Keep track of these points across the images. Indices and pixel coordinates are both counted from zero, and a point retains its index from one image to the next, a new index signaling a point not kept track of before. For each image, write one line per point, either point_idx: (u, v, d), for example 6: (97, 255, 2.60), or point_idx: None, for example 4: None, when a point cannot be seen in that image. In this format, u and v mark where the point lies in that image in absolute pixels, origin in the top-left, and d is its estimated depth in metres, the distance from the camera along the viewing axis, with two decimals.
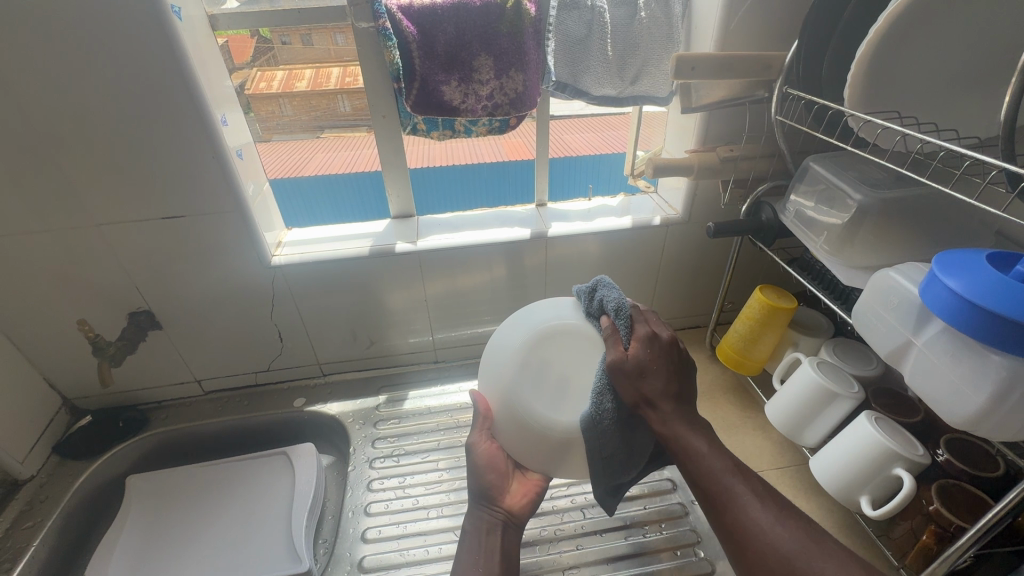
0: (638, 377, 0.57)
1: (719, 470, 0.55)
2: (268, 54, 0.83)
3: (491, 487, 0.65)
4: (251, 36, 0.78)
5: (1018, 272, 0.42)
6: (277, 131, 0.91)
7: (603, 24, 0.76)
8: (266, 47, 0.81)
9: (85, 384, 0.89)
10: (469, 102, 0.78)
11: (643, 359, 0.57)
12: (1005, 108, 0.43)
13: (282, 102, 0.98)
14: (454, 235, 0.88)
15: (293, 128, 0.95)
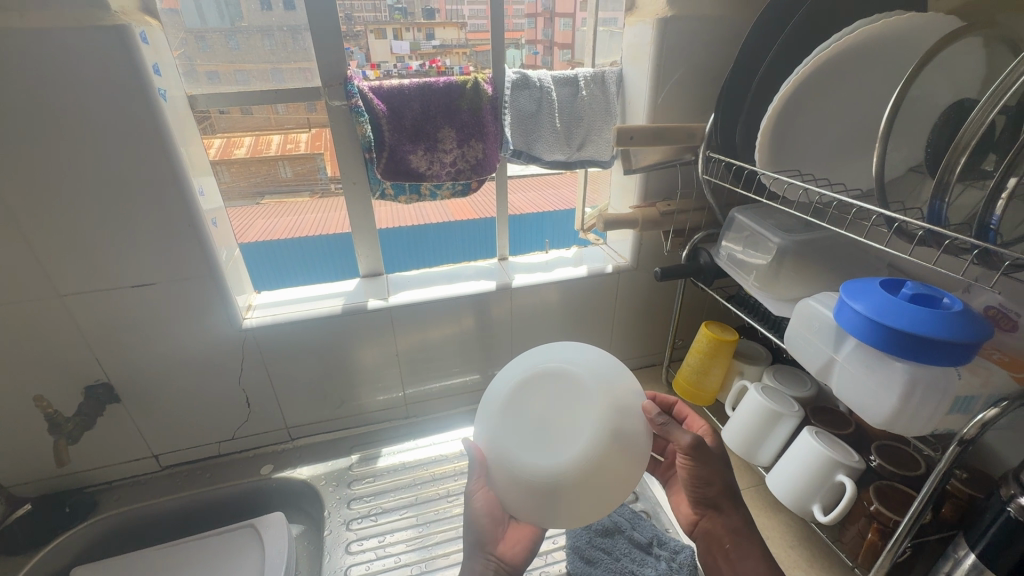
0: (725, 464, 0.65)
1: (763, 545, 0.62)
2: (205, 122, 0.81)
3: (481, 535, 0.64)
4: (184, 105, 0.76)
5: (904, 293, 0.53)
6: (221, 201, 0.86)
7: (551, 101, 0.87)
8: (203, 116, 0.80)
9: (27, 469, 0.83)
10: (434, 169, 0.86)
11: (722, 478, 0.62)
12: (875, 167, 0.55)
13: (220, 170, 0.85)
14: (423, 290, 0.93)
15: (231, 195, 0.88)
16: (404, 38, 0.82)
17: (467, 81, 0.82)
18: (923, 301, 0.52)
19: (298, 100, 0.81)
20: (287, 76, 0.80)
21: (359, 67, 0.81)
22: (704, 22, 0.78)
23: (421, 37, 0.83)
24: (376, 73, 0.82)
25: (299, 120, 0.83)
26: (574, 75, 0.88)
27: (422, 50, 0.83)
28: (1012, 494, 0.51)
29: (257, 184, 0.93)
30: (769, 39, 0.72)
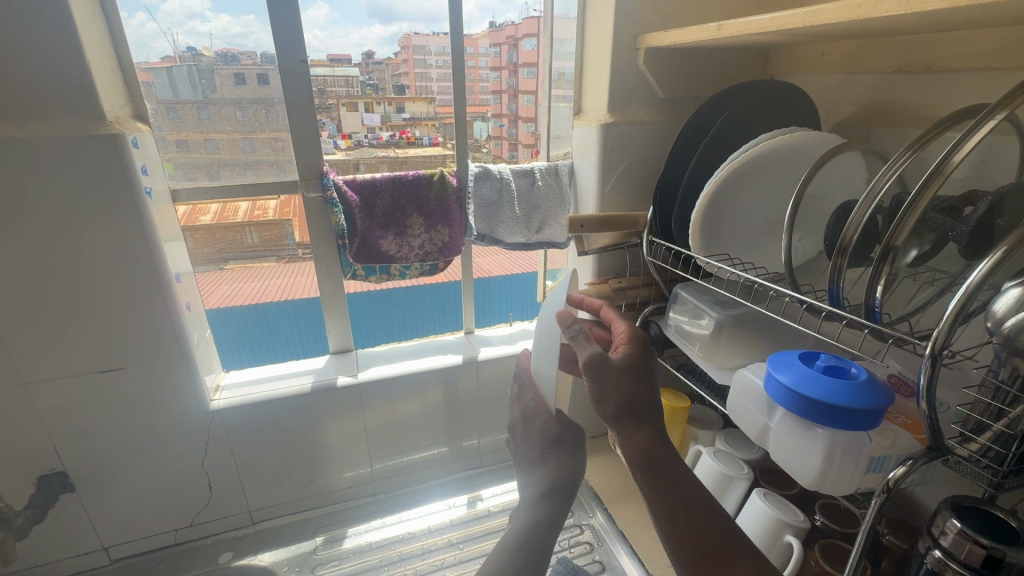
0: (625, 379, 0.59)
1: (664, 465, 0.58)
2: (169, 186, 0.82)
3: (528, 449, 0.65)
4: None
5: (819, 365, 0.60)
6: None
7: (510, 191, 0.96)
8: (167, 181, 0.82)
9: None
10: (403, 251, 0.93)
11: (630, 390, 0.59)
12: (783, 257, 0.65)
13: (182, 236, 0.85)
14: (392, 366, 0.96)
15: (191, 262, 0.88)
16: (375, 111, 0.90)
17: (434, 175, 0.91)
18: (835, 372, 0.60)
19: (266, 165, 0.86)
20: (257, 145, 0.84)
21: (331, 136, 0.88)
22: (640, 125, 0.90)
23: (391, 110, 0.92)
24: (348, 143, 0.90)
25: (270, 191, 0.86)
26: (531, 168, 0.98)
27: (393, 122, 0.92)
28: (927, 546, 0.55)
29: (220, 250, 0.89)
30: (695, 141, 0.84)
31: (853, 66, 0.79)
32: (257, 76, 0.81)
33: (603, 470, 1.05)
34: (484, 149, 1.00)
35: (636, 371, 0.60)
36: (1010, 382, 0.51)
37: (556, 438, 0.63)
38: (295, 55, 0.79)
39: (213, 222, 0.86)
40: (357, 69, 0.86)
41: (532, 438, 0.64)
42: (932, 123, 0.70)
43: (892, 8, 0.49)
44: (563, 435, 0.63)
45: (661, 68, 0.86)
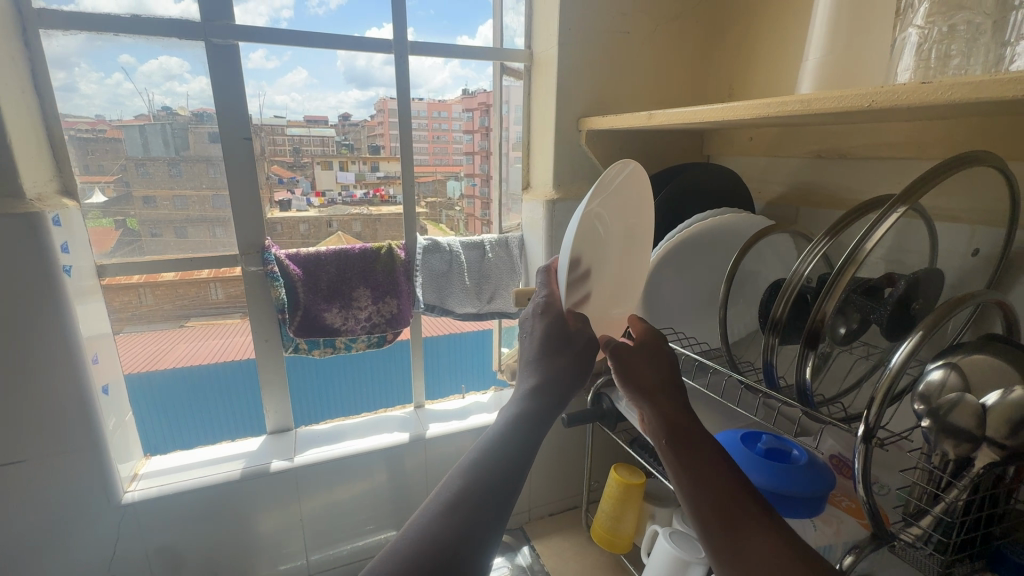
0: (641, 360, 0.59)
1: (693, 441, 0.52)
2: (133, 245, 0.80)
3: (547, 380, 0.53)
4: (115, 228, 0.78)
5: (760, 447, 0.60)
6: (132, 323, 0.83)
7: (460, 262, 0.96)
8: (132, 238, 0.80)
9: None
10: (348, 324, 0.90)
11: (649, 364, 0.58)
12: (721, 334, 0.66)
13: (144, 291, 0.82)
14: (333, 446, 0.90)
15: (150, 318, 0.84)
16: (350, 170, 0.90)
17: (382, 247, 0.90)
18: (777, 455, 0.59)
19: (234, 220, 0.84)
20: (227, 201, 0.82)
21: (304, 194, 0.88)
22: None
23: (365, 169, 0.91)
24: (321, 201, 0.90)
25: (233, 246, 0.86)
26: (481, 240, 0.99)
27: (367, 180, 0.91)
28: None
29: (184, 305, 0.85)
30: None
31: (778, 150, 0.85)
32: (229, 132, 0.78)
33: (560, 552, 0.99)
34: (458, 208, 1.02)
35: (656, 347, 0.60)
36: (943, 468, 0.50)
37: (561, 341, 0.56)
38: (238, 131, 0.78)
39: (176, 278, 0.83)
40: (333, 129, 0.87)
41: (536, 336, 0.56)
42: (851, 205, 0.74)
43: (795, 109, 0.52)
44: (569, 342, 0.56)
45: (603, 148, 0.89)
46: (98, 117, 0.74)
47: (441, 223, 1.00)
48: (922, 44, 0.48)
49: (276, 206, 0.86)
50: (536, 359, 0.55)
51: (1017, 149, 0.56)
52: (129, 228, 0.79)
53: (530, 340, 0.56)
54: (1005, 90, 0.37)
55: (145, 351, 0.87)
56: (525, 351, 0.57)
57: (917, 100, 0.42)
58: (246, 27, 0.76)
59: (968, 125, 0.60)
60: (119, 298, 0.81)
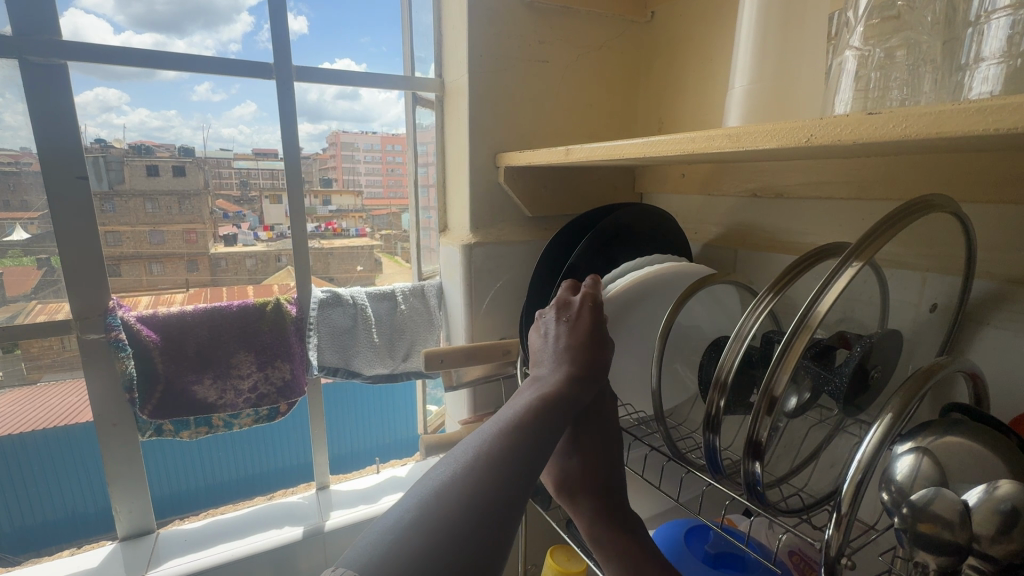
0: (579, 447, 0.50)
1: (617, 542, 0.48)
2: (59, 287, 0.67)
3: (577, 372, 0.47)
4: (35, 267, 0.66)
5: (706, 552, 0.49)
6: (49, 371, 0.68)
7: (366, 316, 0.83)
8: (57, 279, 0.67)
9: None
10: (227, 397, 0.75)
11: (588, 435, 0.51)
12: (655, 408, 0.55)
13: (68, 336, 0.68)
14: (201, 553, 0.73)
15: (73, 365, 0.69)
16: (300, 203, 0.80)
17: (267, 303, 0.76)
18: (725, 558, 0.48)
19: (176, 257, 0.76)
20: (168, 237, 0.75)
21: (251, 228, 0.79)
22: (510, 245, 0.82)
23: (317, 202, 0.82)
24: (270, 235, 0.80)
25: (177, 281, 0.76)
26: (391, 289, 0.86)
27: (318, 214, 0.82)
28: None
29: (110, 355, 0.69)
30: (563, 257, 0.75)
31: (711, 187, 0.78)
32: (173, 168, 0.74)
33: None
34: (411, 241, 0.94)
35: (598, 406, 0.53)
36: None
37: (591, 342, 0.50)
38: (70, 171, 0.64)
39: None
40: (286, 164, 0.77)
41: (580, 325, 0.52)
42: (792, 248, 0.67)
43: (723, 146, 0.44)
44: (608, 343, 0.51)
45: (525, 185, 0.80)
46: (23, 149, 0.63)
47: (396, 256, 0.92)
48: (860, 71, 0.41)
49: (220, 240, 0.78)
50: (565, 353, 0.49)
51: (966, 190, 0.50)
52: (53, 267, 0.66)
53: (564, 335, 0.51)
54: (969, 122, 0.28)
55: (24, 414, 0.71)
56: (553, 344, 0.51)
57: (862, 135, 0.34)
58: (83, 44, 0.63)
59: (911, 164, 0.54)
60: (37, 344, 0.67)
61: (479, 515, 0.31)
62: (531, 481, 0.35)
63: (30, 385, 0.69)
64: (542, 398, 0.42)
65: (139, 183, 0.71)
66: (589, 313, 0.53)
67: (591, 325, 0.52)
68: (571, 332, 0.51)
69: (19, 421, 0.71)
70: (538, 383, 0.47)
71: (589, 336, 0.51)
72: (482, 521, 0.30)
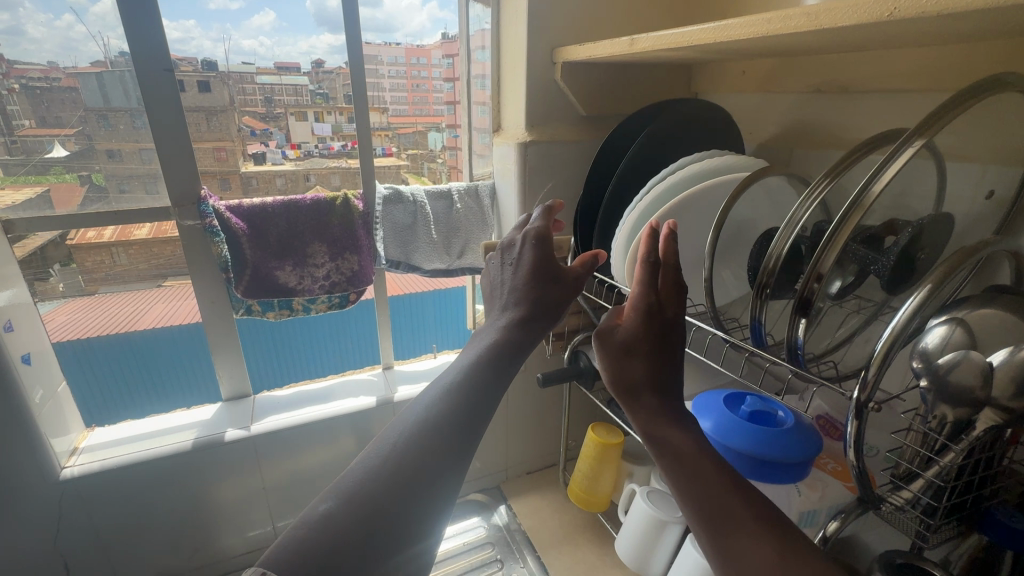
0: (625, 351, 0.48)
1: (682, 447, 0.44)
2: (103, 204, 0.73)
3: (516, 317, 0.50)
4: (80, 184, 0.71)
5: (744, 411, 0.55)
6: (106, 283, 0.78)
7: (425, 214, 0.88)
8: (100, 196, 0.73)
9: None
10: (305, 283, 0.83)
11: (633, 334, 0.48)
12: (706, 294, 0.60)
13: (116, 251, 0.77)
14: (295, 412, 0.85)
15: (126, 278, 0.79)
16: (326, 121, 0.82)
17: (336, 198, 0.81)
18: (762, 417, 0.55)
19: (208, 176, 0.77)
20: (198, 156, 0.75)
21: (279, 146, 0.82)
22: (562, 145, 0.84)
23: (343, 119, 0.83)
24: (297, 153, 0.83)
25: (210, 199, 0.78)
26: (448, 189, 0.90)
27: (345, 132, 0.83)
28: None
29: (160, 265, 0.78)
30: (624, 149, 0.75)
31: (771, 85, 0.77)
32: (198, 83, 0.73)
33: (540, 511, 0.99)
34: (440, 160, 0.96)
35: (651, 302, 0.48)
36: (939, 430, 0.46)
37: (532, 278, 0.52)
38: (156, 64, 0.68)
39: (151, 235, 0.76)
40: (307, 78, 0.80)
41: (522, 266, 0.54)
42: (850, 145, 0.68)
43: (802, 24, 0.44)
44: (562, 274, 0.53)
45: (580, 83, 0.80)
46: (51, 64, 0.67)
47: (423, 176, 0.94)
48: None
49: (250, 158, 0.80)
50: (513, 293, 0.52)
51: None
52: (95, 184, 0.72)
53: (513, 274, 0.54)
54: None
55: (116, 314, 0.82)
56: (507, 282, 0.54)
57: (952, 4, 0.35)
58: None
59: (991, 49, 0.53)
60: (91, 258, 0.76)
61: (374, 499, 0.36)
62: (429, 460, 0.39)
63: (88, 296, 0.78)
64: (477, 351, 0.47)
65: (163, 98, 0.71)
66: (524, 251, 0.55)
67: (518, 268, 0.54)
68: (520, 272, 0.54)
69: (109, 323, 0.83)
70: (482, 331, 0.51)
71: (526, 276, 0.53)
72: (374, 508, 0.35)
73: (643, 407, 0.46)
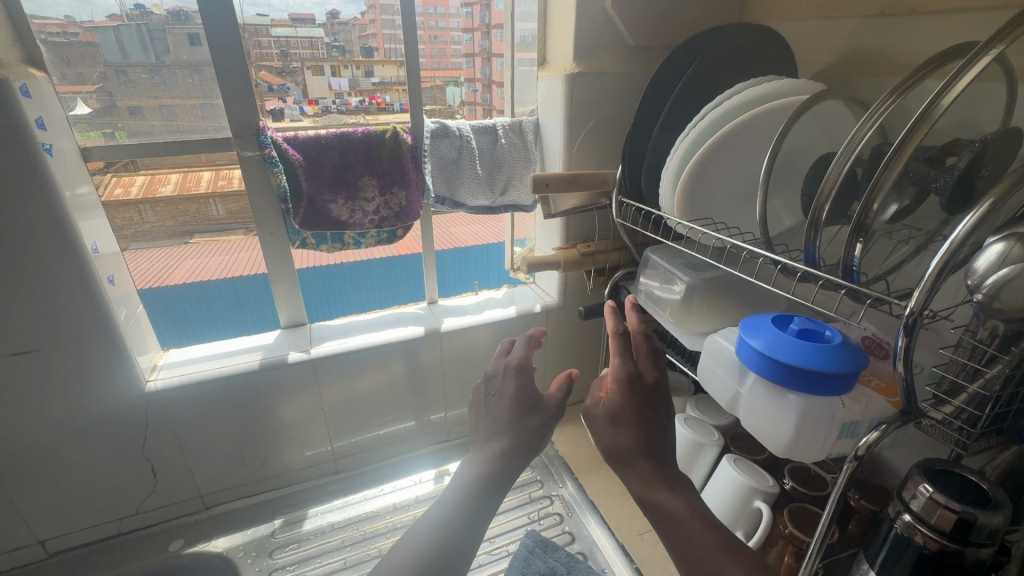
0: (615, 421, 0.49)
1: (684, 520, 0.47)
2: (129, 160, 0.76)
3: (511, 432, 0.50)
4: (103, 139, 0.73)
5: (792, 329, 0.58)
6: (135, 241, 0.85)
7: (471, 148, 0.89)
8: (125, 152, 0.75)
9: None
10: (356, 217, 0.86)
11: (620, 405, 0.49)
12: (760, 216, 0.60)
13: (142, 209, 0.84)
14: (350, 339, 0.91)
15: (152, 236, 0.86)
16: (342, 75, 0.86)
17: (386, 131, 0.83)
18: (808, 335, 0.57)
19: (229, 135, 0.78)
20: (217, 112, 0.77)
21: (297, 102, 0.83)
22: (608, 77, 0.83)
23: (359, 74, 0.86)
24: (315, 109, 0.85)
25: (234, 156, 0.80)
26: (492, 124, 0.91)
27: (361, 87, 0.86)
28: (898, 510, 0.53)
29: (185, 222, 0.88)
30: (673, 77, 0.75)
31: (830, 9, 0.74)
32: (212, 38, 0.73)
33: (576, 439, 1.05)
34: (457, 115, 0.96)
35: (629, 372, 0.51)
36: (988, 342, 0.49)
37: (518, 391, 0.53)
38: None
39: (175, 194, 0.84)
40: (321, 29, 0.82)
41: (506, 397, 0.52)
42: (911, 70, 0.66)
43: None
44: (544, 401, 0.52)
45: (630, 11, 0.79)
46: (70, 18, 0.68)
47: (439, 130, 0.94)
48: None
49: (269, 115, 0.80)
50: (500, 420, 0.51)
51: None
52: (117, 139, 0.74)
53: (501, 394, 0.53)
54: None
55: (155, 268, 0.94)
56: (493, 403, 0.53)
57: None
58: None
59: None
60: (122, 215, 0.81)
61: None
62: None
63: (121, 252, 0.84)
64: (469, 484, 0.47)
65: (183, 54, 0.73)
66: (503, 370, 0.55)
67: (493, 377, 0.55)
68: (508, 393, 0.53)
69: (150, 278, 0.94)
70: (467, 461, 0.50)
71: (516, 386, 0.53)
72: None
73: (644, 486, 0.47)
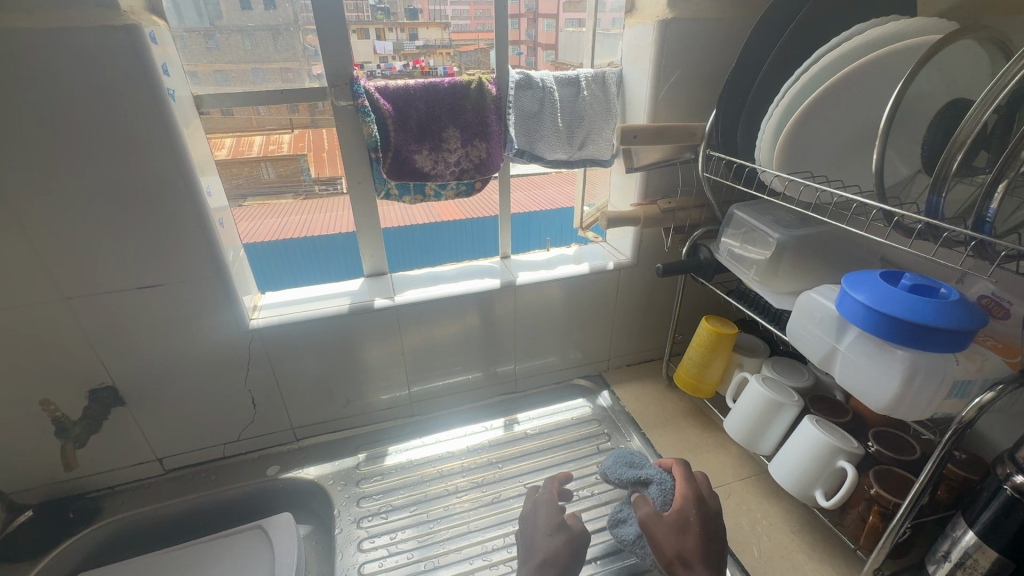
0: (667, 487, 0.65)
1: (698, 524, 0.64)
2: None
3: None
4: None
5: (904, 284, 0.55)
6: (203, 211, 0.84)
7: (553, 100, 0.89)
8: None
9: (50, 470, 0.84)
10: (438, 168, 0.86)
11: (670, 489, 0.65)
12: (875, 165, 0.57)
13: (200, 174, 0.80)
14: (430, 289, 0.94)
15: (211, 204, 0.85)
16: (387, 38, 0.81)
17: (472, 82, 0.83)
18: (922, 290, 0.55)
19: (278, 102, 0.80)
20: (267, 75, 0.79)
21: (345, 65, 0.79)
22: (701, 24, 0.80)
23: (404, 37, 0.83)
24: (360, 72, 0.80)
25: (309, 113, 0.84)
26: (576, 75, 0.90)
27: (405, 51, 0.84)
28: (1007, 473, 0.53)
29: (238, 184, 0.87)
30: (782, 20, 0.71)
31: None
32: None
33: (643, 397, 1.06)
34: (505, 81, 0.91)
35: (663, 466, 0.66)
36: None
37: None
38: None
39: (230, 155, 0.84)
40: None
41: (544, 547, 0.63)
42: None
43: None
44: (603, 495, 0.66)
45: None
46: None
47: None
48: None
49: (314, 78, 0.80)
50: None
51: None
52: None
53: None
54: None
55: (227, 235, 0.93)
56: None
57: None
58: None
59: None
60: None
61: None
62: None
63: None
64: None
65: (268, 10, 0.76)
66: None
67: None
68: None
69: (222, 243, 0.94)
70: None
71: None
72: None
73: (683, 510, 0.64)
